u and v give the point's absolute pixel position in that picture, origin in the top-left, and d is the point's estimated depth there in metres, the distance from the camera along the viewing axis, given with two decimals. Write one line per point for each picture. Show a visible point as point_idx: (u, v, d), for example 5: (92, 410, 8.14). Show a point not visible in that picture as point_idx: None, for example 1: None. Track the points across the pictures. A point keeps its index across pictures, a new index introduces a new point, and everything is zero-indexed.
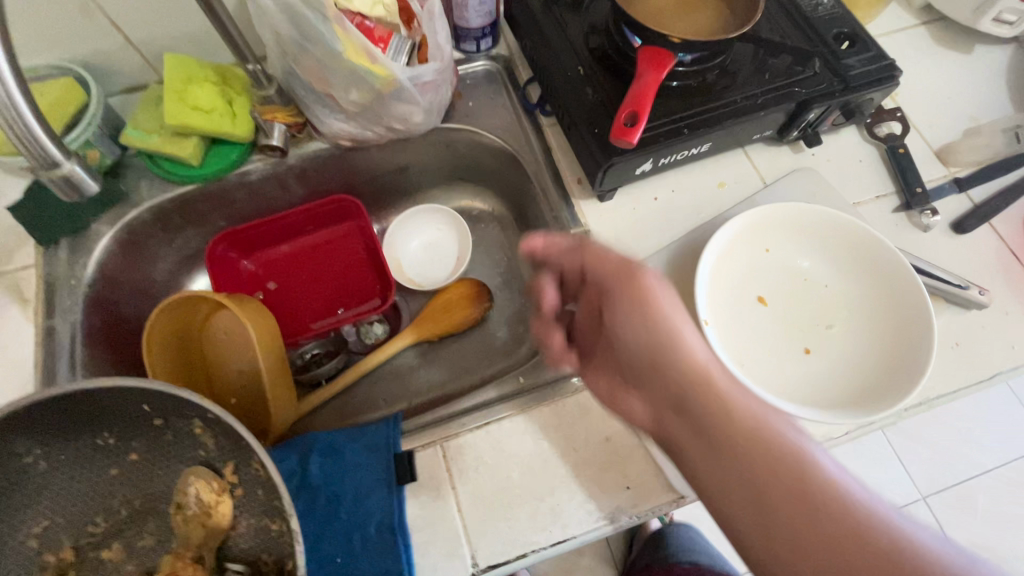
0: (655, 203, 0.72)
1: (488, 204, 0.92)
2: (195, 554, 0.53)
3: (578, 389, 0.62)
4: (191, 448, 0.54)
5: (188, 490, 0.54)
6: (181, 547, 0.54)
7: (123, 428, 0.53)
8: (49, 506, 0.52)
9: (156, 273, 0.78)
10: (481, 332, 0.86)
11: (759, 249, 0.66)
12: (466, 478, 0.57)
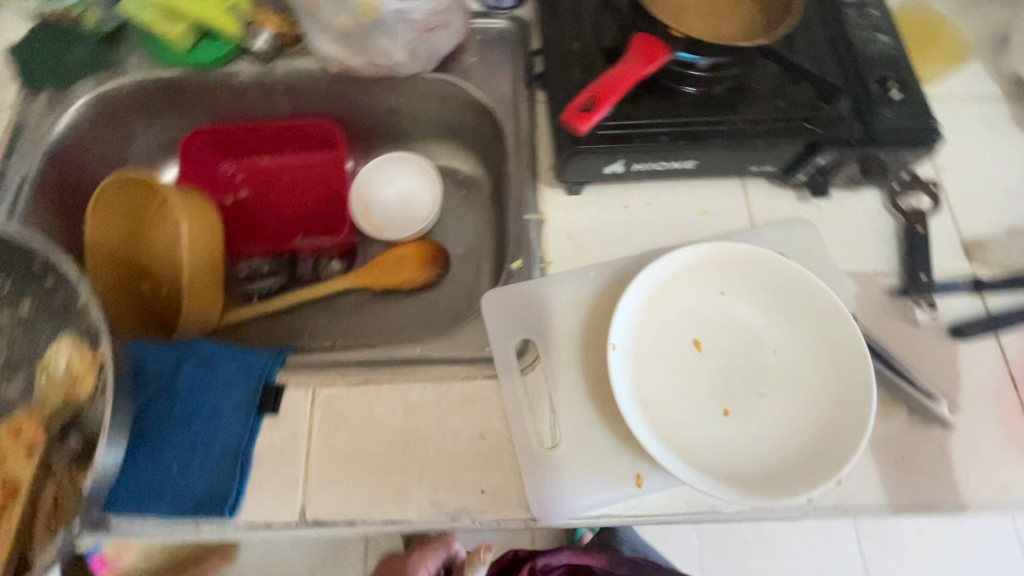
0: (624, 211, 0.66)
1: (474, 171, 0.87)
2: (42, 419, 0.53)
3: (469, 376, 0.58)
4: (72, 317, 0.55)
5: (61, 357, 0.55)
6: (33, 409, 0.54)
7: (19, 278, 0.55)
8: None
9: (133, 149, 0.80)
10: (426, 296, 0.83)
11: (711, 291, 0.59)
12: (324, 429, 0.55)
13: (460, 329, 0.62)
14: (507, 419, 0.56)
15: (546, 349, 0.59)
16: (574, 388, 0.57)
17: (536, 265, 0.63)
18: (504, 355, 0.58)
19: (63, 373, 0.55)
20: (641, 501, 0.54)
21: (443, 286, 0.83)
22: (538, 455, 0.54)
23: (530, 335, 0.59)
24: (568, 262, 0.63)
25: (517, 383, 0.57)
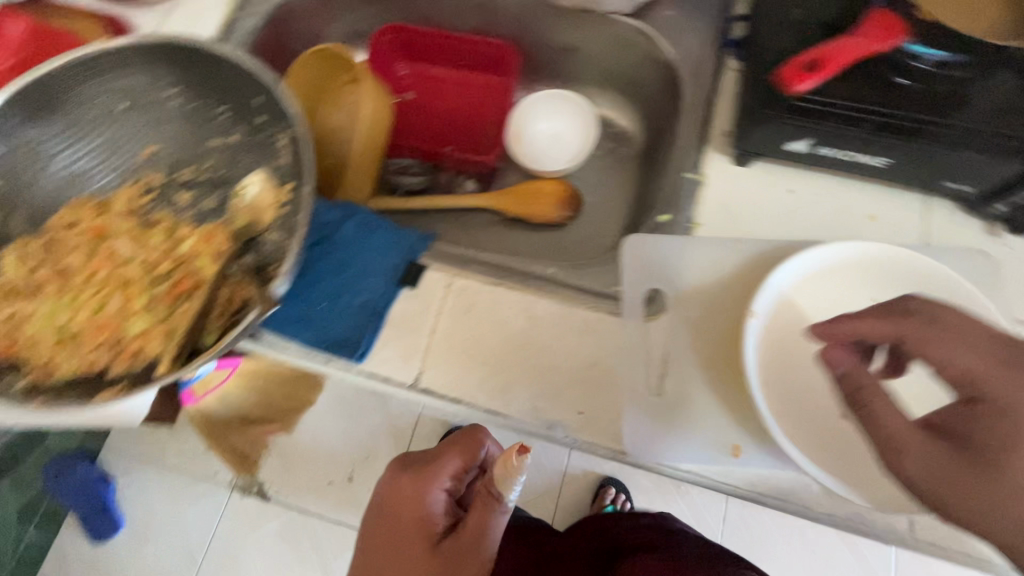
0: (786, 195, 0.63)
1: (630, 127, 0.87)
2: (229, 233, 0.61)
3: (594, 307, 0.59)
4: (270, 155, 0.63)
5: (252, 186, 0.63)
6: (223, 223, 0.62)
7: (238, 109, 0.63)
8: (165, 138, 0.64)
9: (330, 30, 0.87)
10: (549, 234, 0.85)
11: (866, 297, 0.55)
12: (453, 314, 0.59)
13: (593, 263, 0.63)
14: (618, 356, 0.57)
15: (675, 303, 0.59)
16: (691, 347, 0.57)
17: (685, 223, 0.63)
18: (633, 298, 0.59)
19: (252, 200, 0.62)
20: (732, 470, 0.54)
21: (569, 228, 0.85)
22: (643, 396, 0.56)
23: (663, 286, 0.59)
24: (718, 228, 0.62)
25: (640, 326, 0.58)
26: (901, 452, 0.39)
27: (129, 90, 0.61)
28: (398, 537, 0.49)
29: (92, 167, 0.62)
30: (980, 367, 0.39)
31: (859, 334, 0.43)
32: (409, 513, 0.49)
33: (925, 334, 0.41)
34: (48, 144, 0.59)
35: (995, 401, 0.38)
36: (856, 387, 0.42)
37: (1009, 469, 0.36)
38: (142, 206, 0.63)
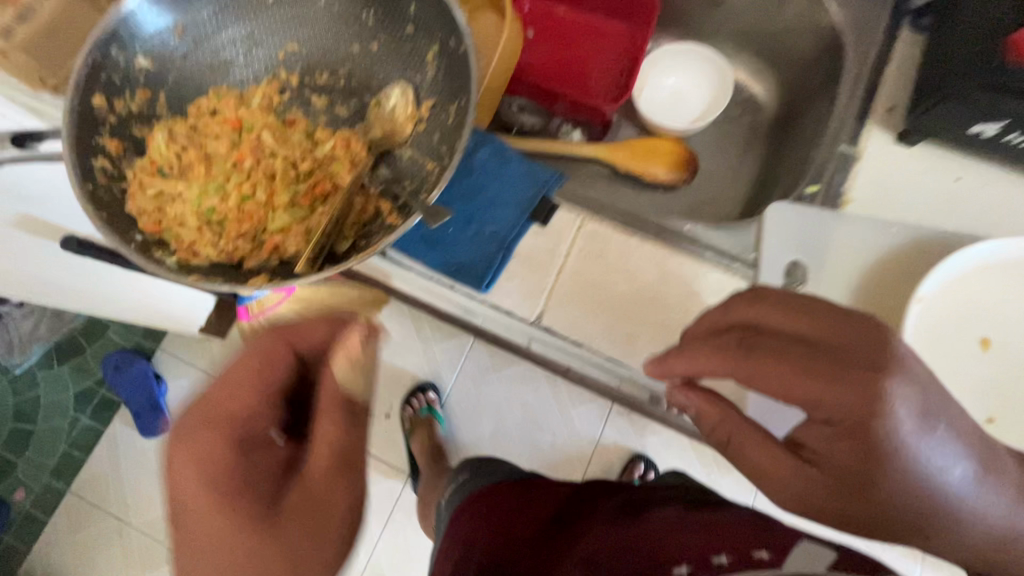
0: (953, 183, 0.59)
1: (762, 95, 0.82)
2: (365, 143, 0.60)
3: (729, 271, 0.57)
4: (413, 68, 0.61)
5: (391, 97, 0.61)
6: (358, 132, 0.61)
7: (387, 16, 0.60)
8: (305, 36, 0.62)
9: None
10: (660, 195, 0.82)
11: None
12: (583, 256, 0.58)
13: (730, 228, 0.60)
14: None
15: (819, 279, 0.56)
16: None
17: (834, 197, 0.59)
18: (775, 268, 0.56)
19: (390, 113, 0.61)
20: None
21: (681, 193, 0.81)
22: None
23: (808, 259, 0.56)
24: (870, 207, 0.59)
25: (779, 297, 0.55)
26: (775, 478, 0.42)
27: None
28: (184, 479, 0.39)
29: (233, 58, 0.61)
30: (762, 373, 0.41)
31: (684, 366, 0.45)
32: (221, 450, 0.40)
33: (756, 369, 0.41)
34: (196, 25, 0.58)
35: (862, 431, 0.38)
36: (710, 420, 0.46)
37: (878, 481, 0.38)
38: (280, 104, 0.63)
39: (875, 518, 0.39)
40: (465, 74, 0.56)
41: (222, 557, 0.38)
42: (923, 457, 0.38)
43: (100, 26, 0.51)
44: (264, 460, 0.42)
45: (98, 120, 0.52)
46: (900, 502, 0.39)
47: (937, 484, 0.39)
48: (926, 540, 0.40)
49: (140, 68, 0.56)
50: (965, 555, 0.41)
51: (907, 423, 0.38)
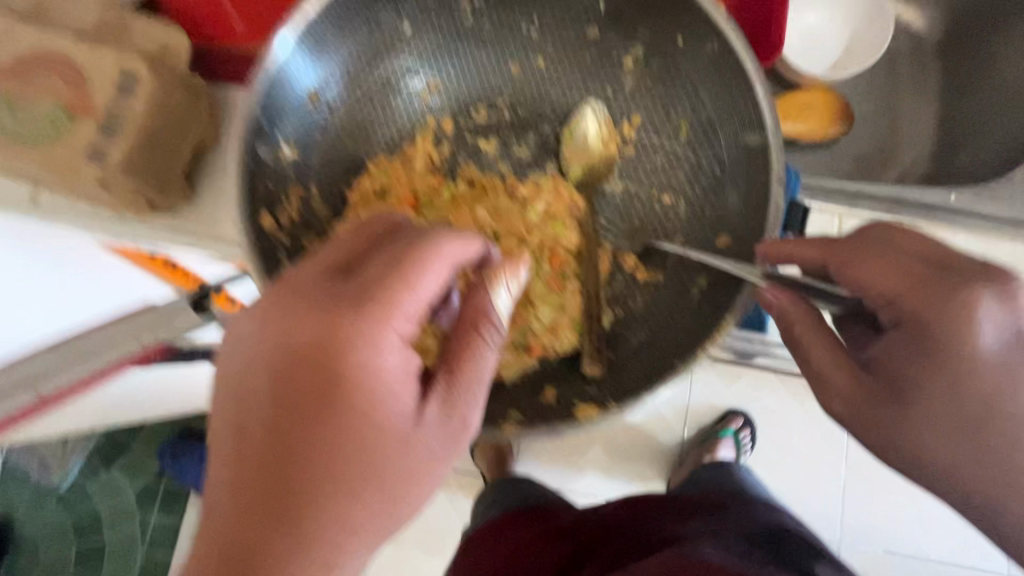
0: None
1: (917, 20, 0.72)
2: (569, 187, 0.49)
3: None
4: (603, 80, 0.49)
5: (584, 122, 0.49)
6: (555, 175, 0.50)
7: (558, 20, 0.47)
8: (451, 69, 0.49)
9: None
10: (823, 155, 0.72)
11: None
12: None
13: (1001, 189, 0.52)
14: None
15: None
16: None
17: None
18: None
19: (585, 142, 0.49)
20: None
21: (848, 147, 0.72)
22: None
23: None
24: None
25: None
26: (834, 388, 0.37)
27: (417, 7, 0.47)
28: (246, 377, 0.30)
29: (374, 118, 0.48)
30: (907, 285, 0.33)
31: (843, 268, 0.35)
32: (302, 370, 0.30)
33: (937, 301, 0.32)
34: (331, 87, 0.46)
35: (938, 334, 0.32)
36: (788, 322, 0.37)
37: (931, 401, 0.33)
38: (442, 160, 0.49)
39: (896, 434, 0.34)
40: (699, 77, 0.44)
41: (231, 423, 0.30)
42: (1022, 373, 0.32)
43: (246, 124, 0.40)
44: (324, 380, 0.30)
45: (274, 245, 0.41)
46: (952, 429, 0.33)
47: (1007, 426, 0.33)
48: (977, 491, 0.34)
49: (288, 160, 0.44)
50: (1019, 529, 0.34)
51: (1012, 342, 0.32)
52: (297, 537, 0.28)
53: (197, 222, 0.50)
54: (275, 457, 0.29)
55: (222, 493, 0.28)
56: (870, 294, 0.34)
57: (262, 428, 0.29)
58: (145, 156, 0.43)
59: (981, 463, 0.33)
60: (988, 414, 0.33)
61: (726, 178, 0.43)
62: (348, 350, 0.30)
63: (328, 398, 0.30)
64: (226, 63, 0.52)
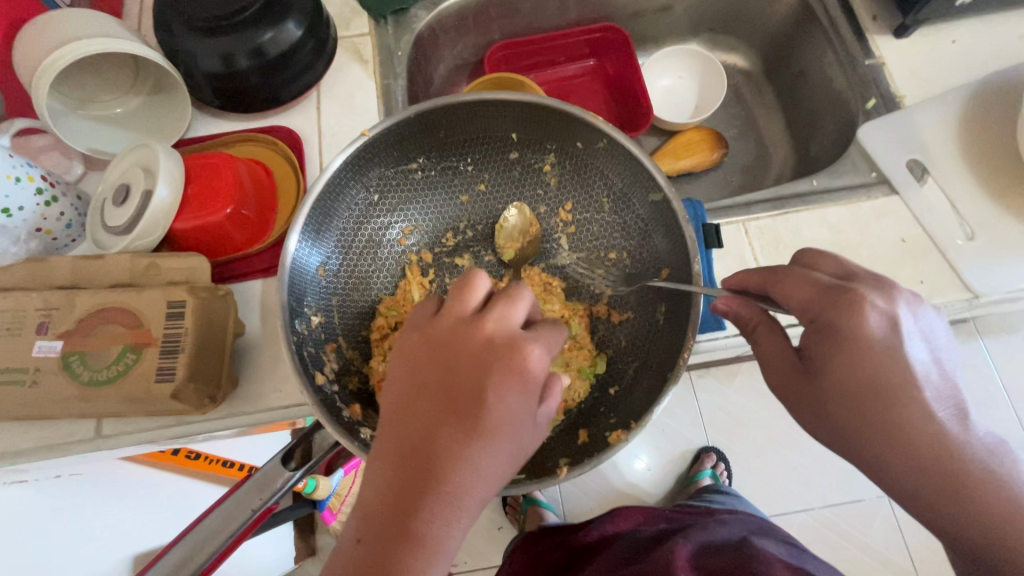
0: (952, 45, 0.72)
1: (738, 60, 0.94)
2: (538, 269, 0.63)
3: (874, 196, 0.66)
4: (532, 185, 0.63)
5: (512, 218, 0.63)
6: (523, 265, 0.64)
7: (485, 155, 0.61)
8: (417, 213, 0.62)
9: (437, 72, 0.87)
10: (716, 175, 0.89)
11: None
12: (767, 252, 0.64)
13: (844, 165, 0.69)
14: (921, 223, 0.64)
15: (934, 163, 0.67)
16: (968, 191, 0.65)
17: (891, 99, 0.70)
18: (901, 172, 0.66)
19: (525, 231, 0.63)
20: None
21: (730, 164, 0.90)
22: (964, 245, 0.62)
23: (917, 153, 0.67)
24: (919, 94, 0.71)
25: (922, 191, 0.65)
26: (771, 364, 0.43)
27: (379, 179, 0.59)
28: (449, 353, 0.35)
29: (369, 270, 0.59)
30: (817, 295, 0.39)
31: (774, 287, 0.42)
32: (499, 364, 0.34)
33: (837, 305, 0.38)
34: (332, 258, 0.56)
35: (835, 325, 0.37)
36: (745, 322, 0.45)
37: (827, 379, 0.38)
38: (433, 284, 0.62)
39: (812, 403, 0.39)
40: (602, 165, 0.58)
41: (431, 380, 0.35)
42: (903, 353, 0.36)
43: (284, 312, 0.49)
44: (512, 379, 0.34)
45: (331, 396, 0.50)
46: (844, 410, 0.38)
47: (896, 408, 0.36)
48: (874, 459, 0.37)
49: (317, 326, 0.54)
50: (911, 491, 0.36)
51: (895, 330, 0.36)
52: (461, 479, 0.33)
53: (246, 401, 0.58)
54: (462, 419, 0.34)
55: (412, 426, 0.34)
56: (792, 306, 0.41)
57: (457, 394, 0.34)
58: (200, 360, 0.52)
59: (877, 435, 0.36)
60: (876, 392, 0.36)
61: (650, 228, 0.56)
62: (529, 367, 0.34)
63: (512, 390, 0.34)
64: (235, 268, 0.64)
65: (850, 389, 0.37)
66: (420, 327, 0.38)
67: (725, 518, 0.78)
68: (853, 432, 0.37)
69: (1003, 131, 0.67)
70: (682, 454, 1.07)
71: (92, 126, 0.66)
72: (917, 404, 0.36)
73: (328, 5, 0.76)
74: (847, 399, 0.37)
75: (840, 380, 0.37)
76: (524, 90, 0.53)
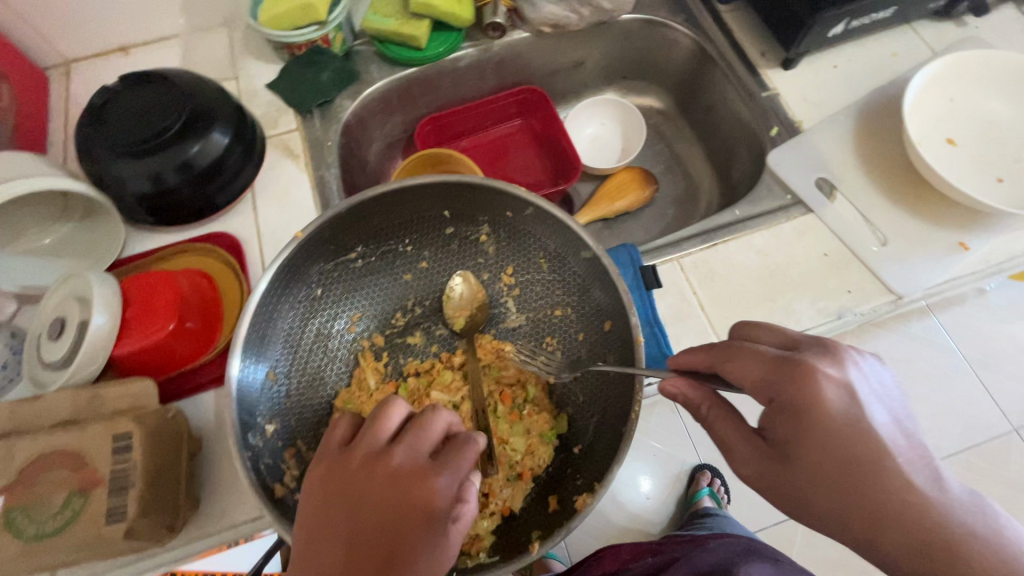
0: (835, 70, 0.79)
1: (654, 101, 1.00)
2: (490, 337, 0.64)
3: (793, 217, 0.70)
4: (472, 255, 0.64)
5: (454, 288, 0.65)
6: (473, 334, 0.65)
7: (422, 235, 0.63)
8: (362, 300, 0.62)
9: (371, 152, 0.90)
10: (651, 210, 0.94)
11: (942, 140, 0.71)
12: (704, 284, 0.67)
13: (762, 191, 0.73)
14: (840, 237, 0.68)
15: (840, 179, 0.72)
16: (875, 200, 0.70)
17: (792, 125, 0.76)
18: (812, 192, 0.71)
19: (466, 302, 0.65)
20: (948, 272, 0.66)
21: (661, 198, 0.95)
22: (881, 253, 0.67)
23: (823, 172, 0.72)
24: (815, 118, 0.77)
25: (834, 208, 0.70)
26: (734, 451, 0.43)
27: (319, 274, 0.59)
28: (359, 491, 0.38)
29: (321, 365, 0.59)
30: (769, 372, 0.41)
31: (723, 366, 0.43)
32: (407, 499, 0.37)
33: (791, 381, 0.39)
34: (280, 363, 0.55)
35: (795, 402, 0.39)
36: (694, 404, 0.45)
37: (801, 458, 0.39)
38: (388, 367, 0.62)
39: (787, 488, 0.40)
40: (534, 229, 0.60)
41: (341, 518, 0.37)
42: (866, 422, 0.39)
43: (235, 430, 0.48)
44: (425, 513, 0.36)
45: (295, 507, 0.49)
46: (823, 487, 0.39)
47: (869, 477, 0.38)
48: (858, 531, 0.39)
49: (273, 435, 0.52)
50: (896, 552, 0.39)
51: (852, 400, 0.39)
52: None
53: (209, 520, 0.56)
54: (371, 557, 0.36)
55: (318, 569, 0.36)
56: (747, 386, 0.42)
57: (368, 532, 0.37)
58: (154, 492, 0.50)
59: (859, 507, 0.39)
60: (853, 468, 0.38)
61: (589, 283, 0.58)
62: (435, 498, 0.37)
63: (419, 524, 0.36)
64: (185, 383, 0.62)
65: (826, 466, 0.39)
66: (333, 460, 0.41)
67: (707, 546, 0.76)
68: (834, 507, 0.39)
69: (895, 142, 0.73)
70: (678, 476, 1.00)
71: (21, 261, 0.65)
72: (892, 471, 0.39)
73: (254, 107, 0.78)
74: (827, 476, 0.39)
75: (817, 461, 0.39)
76: (447, 172, 0.55)
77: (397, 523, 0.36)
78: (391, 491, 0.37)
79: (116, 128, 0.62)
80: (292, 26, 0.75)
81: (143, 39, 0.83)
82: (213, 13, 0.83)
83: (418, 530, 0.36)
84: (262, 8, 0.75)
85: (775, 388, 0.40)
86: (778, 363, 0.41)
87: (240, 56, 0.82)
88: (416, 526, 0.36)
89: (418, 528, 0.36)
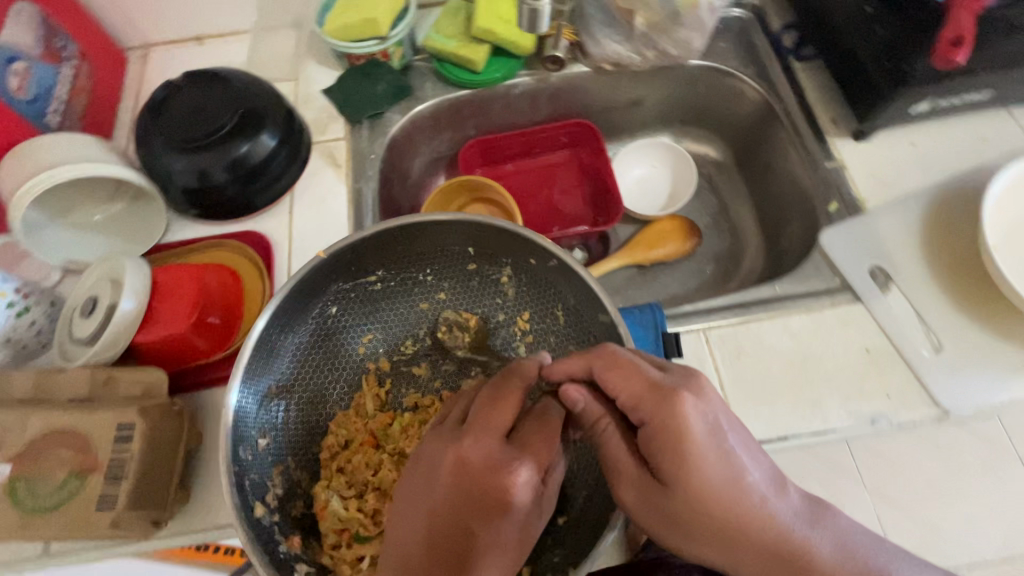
0: (913, 148, 0.73)
1: (711, 150, 0.96)
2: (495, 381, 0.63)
3: (839, 303, 0.65)
4: (491, 294, 0.63)
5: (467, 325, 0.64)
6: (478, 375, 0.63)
7: (444, 267, 0.62)
8: (374, 324, 0.62)
9: (414, 166, 0.90)
10: (689, 263, 0.90)
11: None
12: (728, 362, 0.63)
13: (808, 268, 0.68)
14: (887, 334, 0.63)
15: (897, 270, 0.66)
16: (934, 300, 0.64)
17: (854, 203, 0.71)
18: (865, 281, 0.65)
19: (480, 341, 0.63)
20: (1007, 393, 0.60)
21: (702, 253, 0.90)
22: (932, 360, 0.61)
23: (880, 258, 0.66)
24: (881, 198, 0.71)
25: (886, 301, 0.64)
26: (615, 470, 0.45)
27: (336, 294, 0.59)
28: (434, 469, 0.40)
29: (325, 384, 0.59)
30: (644, 393, 0.42)
31: (603, 375, 0.44)
32: (484, 479, 0.38)
33: (661, 404, 0.41)
34: (284, 377, 0.56)
35: (664, 424, 0.41)
36: (592, 419, 0.46)
37: (677, 486, 0.41)
38: (389, 396, 0.62)
39: (661, 512, 0.42)
40: (558, 280, 0.58)
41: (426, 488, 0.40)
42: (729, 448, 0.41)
43: (227, 441, 0.48)
44: (499, 496, 0.38)
45: (269, 528, 0.49)
46: (697, 514, 0.41)
47: (738, 502, 0.40)
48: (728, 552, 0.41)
49: (265, 449, 0.53)
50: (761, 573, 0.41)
51: (715, 425, 0.41)
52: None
53: (196, 517, 0.58)
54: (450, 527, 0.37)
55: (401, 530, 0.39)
56: (621, 398, 0.43)
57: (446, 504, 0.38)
58: (148, 484, 0.52)
59: (728, 530, 0.41)
60: (718, 494, 0.40)
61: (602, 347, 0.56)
62: (509, 494, 0.38)
63: (491, 504, 0.38)
64: (199, 376, 0.64)
65: (695, 493, 0.40)
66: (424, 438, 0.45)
67: None
68: (704, 533, 0.41)
69: (966, 239, 0.67)
70: None
71: (71, 234, 0.69)
72: (752, 494, 0.41)
73: (307, 111, 0.80)
74: (699, 503, 0.40)
75: (692, 489, 0.40)
76: (475, 211, 0.55)
77: (475, 496, 0.38)
78: (470, 465, 0.39)
79: (174, 123, 0.64)
80: (354, 38, 0.76)
81: (218, 31, 0.86)
82: (284, 14, 0.85)
83: (494, 509, 0.38)
84: (329, 17, 0.77)
85: (651, 416, 0.42)
86: (650, 386, 0.42)
87: (303, 59, 0.84)
88: (492, 502, 0.38)
89: (492, 505, 0.38)
